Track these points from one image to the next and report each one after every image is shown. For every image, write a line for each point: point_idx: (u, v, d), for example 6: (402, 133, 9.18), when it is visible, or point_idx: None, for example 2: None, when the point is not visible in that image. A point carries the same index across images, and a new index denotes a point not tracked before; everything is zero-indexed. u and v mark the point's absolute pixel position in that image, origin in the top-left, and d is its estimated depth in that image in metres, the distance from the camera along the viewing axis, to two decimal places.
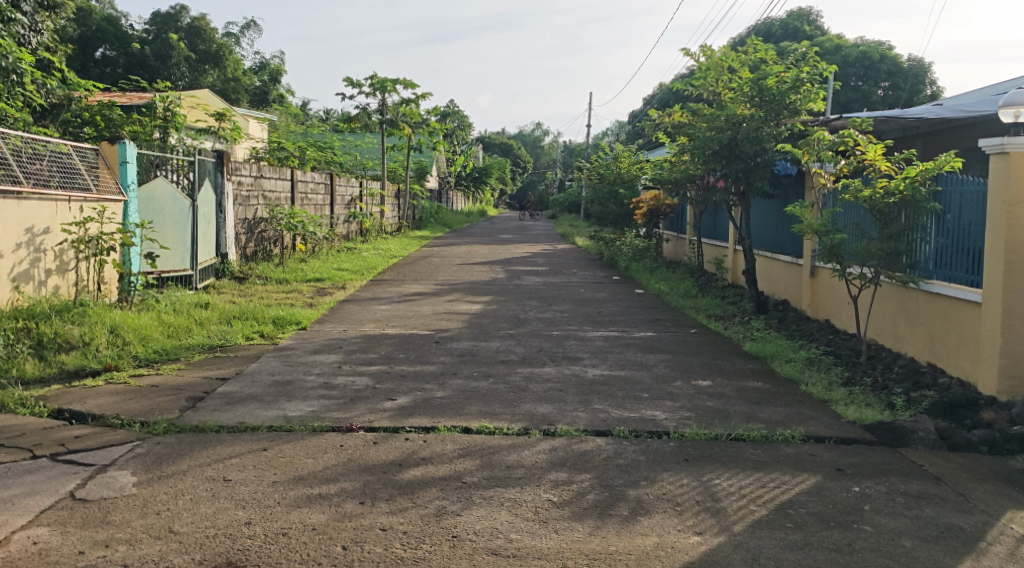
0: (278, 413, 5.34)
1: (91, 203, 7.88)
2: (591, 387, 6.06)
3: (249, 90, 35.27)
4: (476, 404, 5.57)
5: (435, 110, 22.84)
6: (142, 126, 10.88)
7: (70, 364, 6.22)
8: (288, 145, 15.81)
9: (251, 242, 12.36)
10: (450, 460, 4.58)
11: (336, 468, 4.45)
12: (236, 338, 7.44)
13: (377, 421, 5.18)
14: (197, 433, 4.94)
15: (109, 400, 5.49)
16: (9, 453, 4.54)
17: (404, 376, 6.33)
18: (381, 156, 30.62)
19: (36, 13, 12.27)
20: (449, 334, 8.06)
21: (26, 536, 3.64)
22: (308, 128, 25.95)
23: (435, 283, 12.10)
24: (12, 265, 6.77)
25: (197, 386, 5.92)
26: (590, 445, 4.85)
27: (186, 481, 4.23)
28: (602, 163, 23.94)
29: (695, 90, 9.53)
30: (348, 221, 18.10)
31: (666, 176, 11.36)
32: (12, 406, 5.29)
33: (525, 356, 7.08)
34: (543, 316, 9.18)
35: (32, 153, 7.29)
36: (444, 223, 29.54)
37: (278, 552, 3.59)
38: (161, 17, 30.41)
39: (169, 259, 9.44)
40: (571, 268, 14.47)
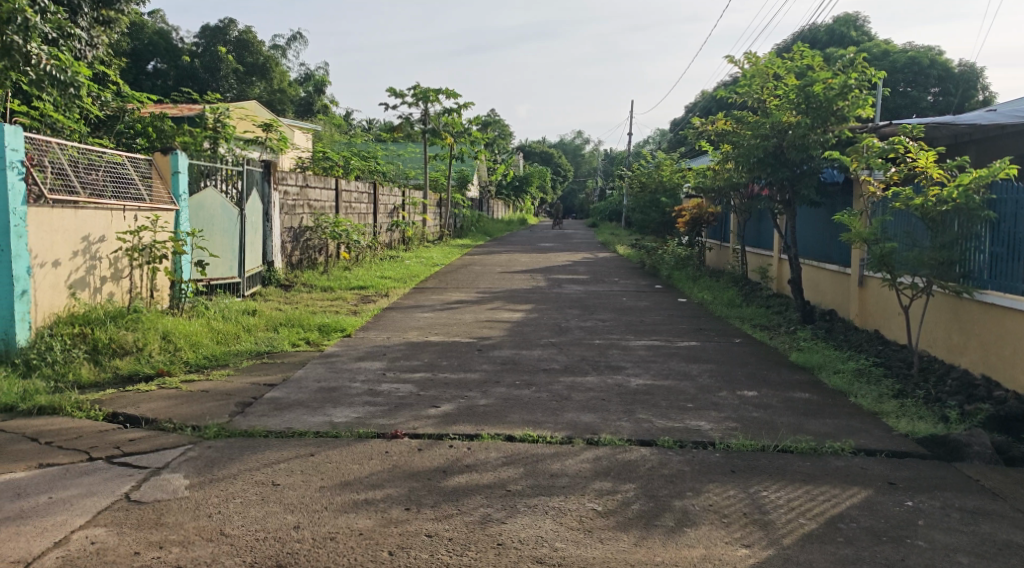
0: (324, 418, 5.41)
1: (145, 212, 8.12)
2: (634, 396, 6.02)
3: (294, 101, 35.98)
4: (520, 413, 5.58)
5: (478, 119, 23.00)
6: (192, 137, 11.16)
7: (125, 369, 6.37)
8: (332, 154, 16.02)
9: (296, 250, 12.57)
10: (495, 468, 4.59)
11: (382, 474, 4.49)
12: (282, 344, 7.56)
13: (422, 428, 5.22)
14: (246, 438, 5.03)
15: (162, 404, 5.62)
16: (67, 455, 4.67)
17: (447, 384, 6.37)
18: (423, 165, 30.85)
19: (92, 28, 12.75)
20: (491, 342, 8.08)
21: (85, 536, 3.74)
22: (351, 138, 26.29)
23: (476, 291, 12.15)
24: (69, 272, 6.95)
25: (246, 392, 6.02)
26: (634, 455, 4.83)
27: (236, 485, 4.31)
28: (645, 172, 23.77)
29: (739, 97, 9.45)
30: (390, 229, 18.30)
31: (710, 184, 11.26)
32: (69, 409, 5.43)
33: (568, 365, 7.07)
34: (585, 325, 9.16)
35: (88, 164, 7.48)
36: (486, 232, 29.66)
37: (327, 556, 3.64)
38: (211, 31, 31.52)
39: (218, 268, 9.63)
40: (613, 277, 14.39)
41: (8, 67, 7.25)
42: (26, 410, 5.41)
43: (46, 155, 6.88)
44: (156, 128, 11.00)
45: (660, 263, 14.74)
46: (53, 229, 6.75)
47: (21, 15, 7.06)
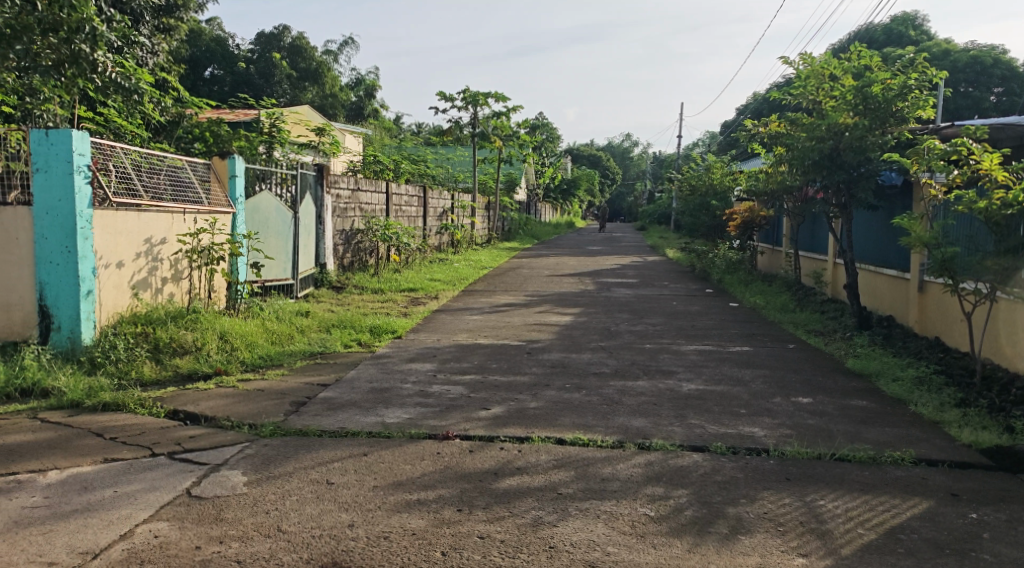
0: (377, 419, 5.48)
1: (203, 215, 8.33)
2: (686, 401, 5.97)
3: (346, 105, 36.49)
4: (570, 416, 5.57)
5: (526, 123, 23.05)
6: (249, 141, 11.42)
7: (184, 368, 6.53)
8: (383, 158, 16.23)
9: (348, 253, 12.76)
10: (546, 471, 4.60)
11: (433, 475, 4.53)
12: (335, 345, 7.67)
13: (473, 430, 5.25)
14: (301, 437, 5.11)
15: (220, 402, 5.76)
16: (131, 451, 4.80)
17: (498, 386, 6.39)
18: (472, 168, 31.03)
19: (154, 36, 13.10)
20: (540, 345, 8.08)
21: (149, 529, 3.84)
22: (401, 142, 26.55)
23: (525, 295, 12.16)
24: (133, 273, 7.16)
25: (300, 392, 6.13)
26: (686, 460, 4.78)
27: (292, 483, 4.39)
28: (695, 176, 23.56)
29: (794, 98, 9.31)
30: (439, 232, 18.43)
31: (762, 187, 11.10)
32: (131, 406, 5.59)
33: (618, 369, 7.04)
34: (635, 329, 9.10)
35: (151, 168, 7.69)
36: (534, 235, 29.70)
37: (381, 554, 3.69)
38: (266, 38, 32.23)
39: (273, 269, 9.81)
40: (663, 280, 14.27)
41: (76, 74, 7.50)
42: (92, 406, 5.59)
43: (111, 159, 7.03)
44: (213, 133, 11.26)
45: (710, 267, 14.58)
46: (118, 231, 6.96)
47: (89, 23, 7.28)
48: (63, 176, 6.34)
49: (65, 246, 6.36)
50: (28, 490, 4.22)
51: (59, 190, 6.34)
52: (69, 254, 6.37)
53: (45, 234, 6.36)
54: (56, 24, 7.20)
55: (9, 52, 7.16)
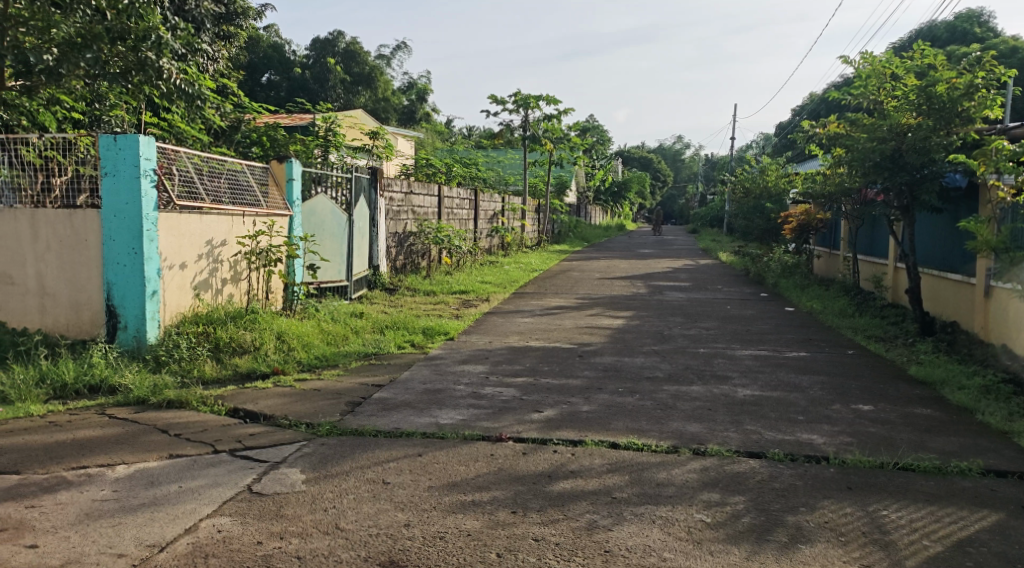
0: (431, 419, 5.53)
1: (262, 218, 8.52)
2: (742, 407, 5.88)
3: (398, 109, 36.86)
4: (623, 420, 5.54)
5: (578, 125, 23.00)
6: (304, 145, 11.80)
7: (243, 367, 6.66)
8: (435, 162, 16.36)
9: (401, 255, 12.90)
10: (600, 475, 4.58)
11: (488, 476, 4.55)
12: (388, 346, 7.77)
13: (526, 432, 5.25)
14: (357, 437, 5.18)
15: (278, 401, 5.87)
16: (194, 447, 4.93)
17: (550, 389, 6.39)
18: (522, 171, 31.10)
19: (214, 43, 13.45)
20: (592, 348, 8.06)
21: (212, 524, 3.94)
22: (452, 145, 26.70)
23: (576, 298, 12.14)
24: (195, 274, 7.35)
25: (355, 392, 6.21)
26: (743, 467, 4.72)
27: (349, 481, 4.45)
28: (749, 179, 23.23)
29: (854, 98, 9.13)
30: (490, 235, 18.52)
31: (819, 190, 10.89)
32: (194, 403, 5.73)
33: (671, 373, 6.98)
34: (688, 333, 9.01)
35: (212, 171, 7.86)
36: (584, 238, 29.61)
37: (436, 554, 3.72)
38: (320, 43, 32.78)
39: (328, 271, 9.96)
40: (716, 284, 14.10)
41: (142, 81, 7.77)
42: (157, 403, 5.75)
43: (174, 163, 7.21)
44: (270, 137, 11.68)
45: (765, 270, 14.36)
46: (180, 233, 7.14)
47: (155, 32, 7.60)
48: (131, 180, 6.52)
49: (132, 248, 6.55)
50: (98, 483, 4.36)
51: (127, 193, 6.53)
52: (135, 256, 6.56)
53: (114, 236, 6.56)
54: (124, 33, 7.51)
55: (80, 61, 7.38)
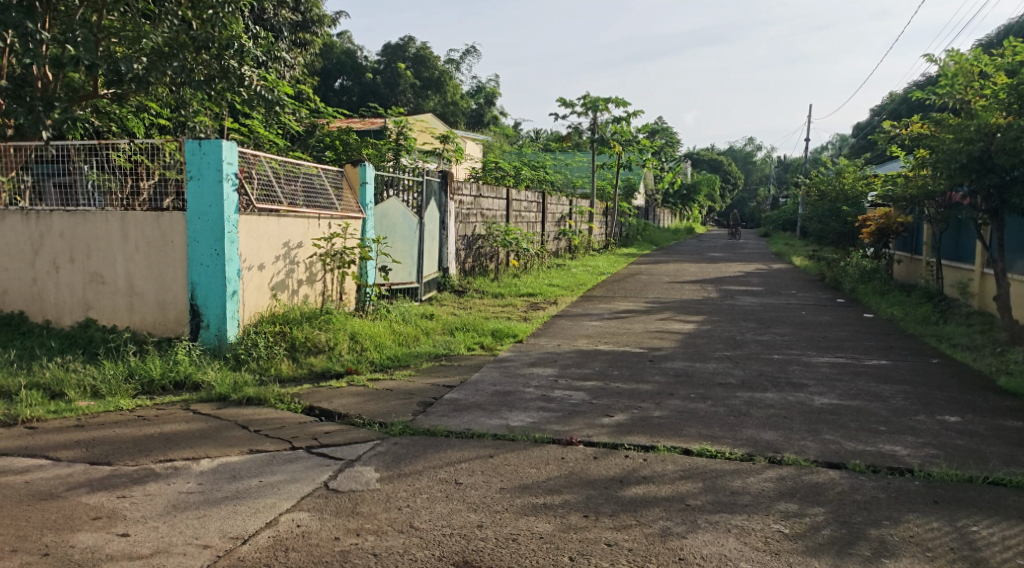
0: (502, 421, 5.55)
1: (336, 220, 8.71)
2: (820, 415, 5.73)
3: (466, 113, 37.22)
4: (696, 426, 5.46)
5: (647, 127, 22.78)
6: (377, 149, 11.91)
7: (318, 366, 6.80)
8: (504, 165, 16.43)
9: (469, 257, 13.00)
10: (673, 481, 4.52)
11: (559, 480, 4.54)
12: (458, 347, 7.83)
13: (597, 436, 5.23)
14: (429, 437, 5.24)
15: (352, 400, 5.98)
16: (273, 443, 5.06)
17: (621, 393, 6.34)
18: (590, 173, 31.01)
19: (291, 50, 13.83)
20: (663, 353, 7.96)
21: (291, 518, 4.03)
22: (520, 148, 26.79)
23: (645, 301, 12.04)
24: (273, 275, 7.55)
25: (426, 392, 6.28)
26: (822, 477, 4.60)
27: (422, 481, 4.50)
28: (824, 181, 22.62)
29: (939, 97, 8.83)
30: (557, 238, 18.52)
31: (900, 192, 10.53)
32: (272, 401, 5.87)
33: (745, 379, 6.85)
34: (762, 339, 8.82)
35: (289, 175, 8.01)
36: (652, 241, 29.31)
37: (509, 556, 3.74)
38: (392, 49, 33.42)
39: (400, 273, 10.11)
40: (790, 289, 13.78)
41: (225, 88, 8.08)
42: (237, 400, 5.91)
43: (254, 167, 7.37)
44: (343, 142, 11.77)
45: (841, 275, 13.97)
46: (260, 235, 7.34)
47: (237, 41, 7.90)
48: (215, 184, 6.72)
49: (215, 250, 6.76)
50: (184, 476, 4.51)
51: (211, 197, 6.74)
52: (217, 257, 6.77)
53: (198, 238, 6.78)
54: (208, 41, 7.77)
55: (167, 69, 7.72)
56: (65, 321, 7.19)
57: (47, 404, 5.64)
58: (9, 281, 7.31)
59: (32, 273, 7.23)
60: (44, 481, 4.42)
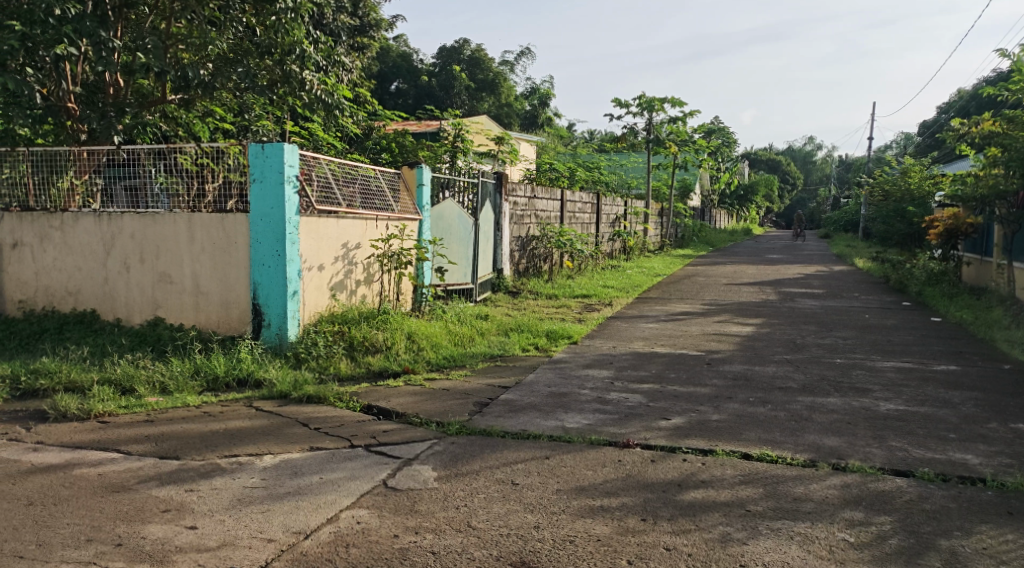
0: (558, 423, 5.54)
1: (394, 222, 8.82)
2: (885, 422, 5.59)
3: (520, 114, 37.30)
4: (756, 431, 5.37)
5: (704, 127, 22.49)
6: (432, 151, 12.03)
7: (376, 365, 6.87)
8: (558, 166, 16.41)
9: (523, 258, 13.02)
10: (732, 486, 4.45)
11: (616, 482, 4.51)
12: (513, 348, 7.85)
13: (654, 440, 5.18)
14: (485, 437, 5.26)
15: (409, 400, 6.03)
16: (333, 440, 5.14)
17: (678, 396, 6.27)
18: (645, 174, 30.74)
19: (349, 54, 14.05)
20: (721, 356, 7.85)
21: (351, 515, 4.09)
22: (574, 150, 26.72)
23: (702, 303, 11.88)
24: (332, 275, 7.67)
25: (482, 393, 6.31)
26: (888, 485, 4.48)
27: (479, 481, 4.52)
28: (889, 180, 22.01)
29: (1012, 94, 8.53)
30: (612, 239, 18.40)
31: (969, 192, 10.20)
32: (331, 399, 5.97)
33: (806, 384, 6.71)
34: (823, 343, 8.63)
35: (348, 176, 8.11)
36: (708, 242, 28.90)
37: (567, 558, 3.73)
38: (447, 51, 33.68)
39: (455, 274, 10.17)
40: (852, 292, 13.45)
41: (287, 92, 8.24)
42: (298, 398, 6.01)
43: (315, 169, 7.48)
44: (399, 145, 11.94)
45: (907, 278, 13.58)
46: (319, 236, 7.46)
47: (299, 47, 8.04)
48: (276, 186, 6.85)
49: (276, 250, 6.89)
50: (249, 471, 4.61)
51: (272, 199, 6.87)
52: (279, 258, 6.90)
53: (260, 239, 6.93)
54: (271, 47, 8.04)
55: (232, 75, 7.98)
56: (135, 319, 7.42)
57: (118, 399, 5.82)
58: (82, 280, 7.56)
59: (104, 273, 7.47)
60: (116, 473, 4.56)
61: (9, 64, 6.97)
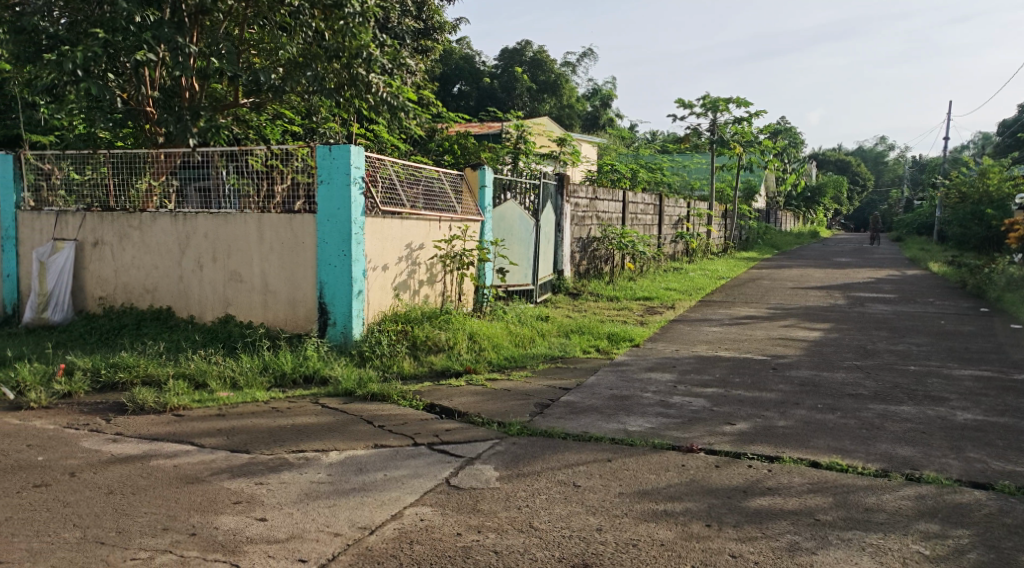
0: (620, 426, 5.50)
1: (456, 224, 8.90)
2: (962, 432, 5.39)
3: (582, 115, 37.20)
4: (825, 438, 5.25)
5: (770, 127, 22.06)
6: (494, 153, 12.09)
7: (438, 364, 6.92)
8: (620, 167, 16.32)
9: (584, 260, 12.97)
10: (801, 495, 4.36)
11: (680, 487, 4.45)
12: (574, 350, 7.83)
13: (719, 445, 5.10)
14: (547, 437, 5.26)
15: (471, 399, 6.07)
16: (397, 438, 5.20)
17: (743, 401, 6.16)
18: (709, 175, 30.32)
19: (413, 56, 14.22)
20: (787, 361, 7.69)
21: (415, 512, 4.13)
22: (636, 151, 26.51)
23: (768, 307, 11.66)
24: (396, 275, 7.77)
25: (543, 394, 6.31)
26: (966, 498, 4.32)
27: (541, 482, 4.51)
28: (966, 182, 21.24)
29: None
30: (674, 241, 18.20)
31: None
32: (394, 397, 6.04)
33: (878, 391, 6.52)
34: (896, 349, 8.38)
35: (412, 178, 8.20)
36: (774, 245, 28.35)
37: (630, 561, 3.70)
38: (509, 53, 33.76)
39: (516, 275, 10.19)
40: (926, 297, 13.03)
41: (353, 95, 8.39)
42: (363, 396, 6.10)
43: (380, 171, 7.56)
44: (461, 146, 12.06)
45: (985, 282, 13.09)
46: (384, 237, 7.56)
47: (365, 50, 8.14)
48: (343, 188, 6.96)
49: (342, 250, 7.01)
50: (315, 466, 4.70)
51: (339, 200, 6.98)
52: (345, 258, 7.01)
53: (326, 239, 7.05)
54: (339, 51, 8.15)
55: (302, 78, 8.23)
56: (207, 317, 7.63)
57: (191, 394, 6.00)
58: (158, 278, 7.81)
59: (179, 272, 7.71)
60: (190, 465, 4.70)
61: (92, 70, 7.25)
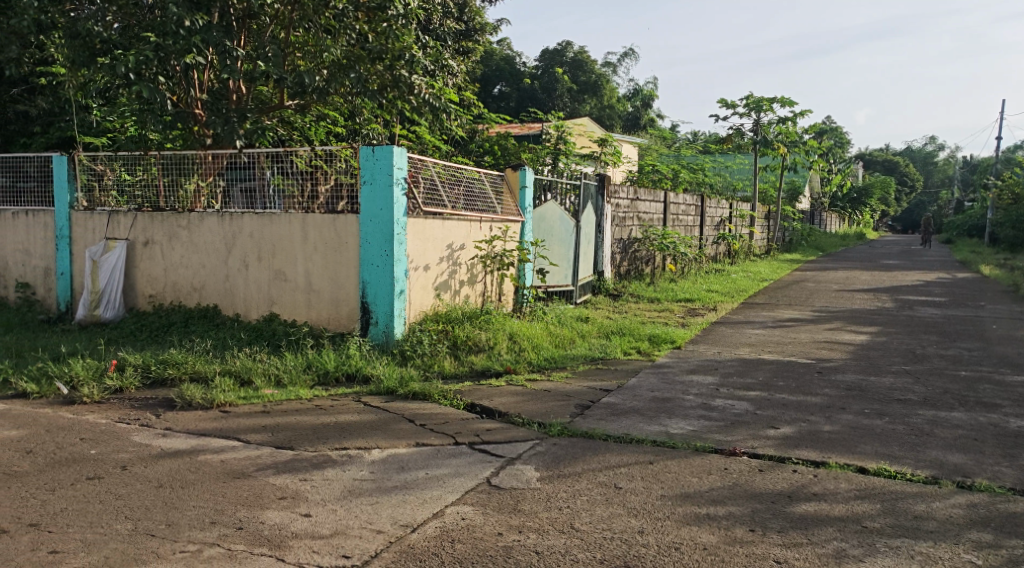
0: (661, 428, 5.46)
1: (497, 224, 8.94)
2: (1016, 440, 5.25)
3: (623, 115, 37.03)
4: (872, 444, 5.15)
5: (815, 127, 21.73)
6: (535, 153, 12.09)
7: (479, 364, 6.94)
8: (661, 168, 16.22)
9: (625, 261, 12.91)
10: (847, 501, 4.28)
11: (722, 491, 4.41)
12: (615, 351, 7.79)
13: (763, 449, 5.03)
14: (588, 439, 5.24)
15: (511, 399, 6.07)
16: (438, 437, 5.23)
17: (787, 405, 6.07)
18: (752, 176, 29.96)
19: (455, 57, 14.28)
20: (833, 364, 7.56)
21: (456, 511, 4.15)
22: (677, 151, 26.31)
23: (812, 310, 11.48)
24: (437, 275, 7.82)
25: (584, 395, 6.29)
26: (1020, 507, 4.21)
27: (581, 483, 4.50)
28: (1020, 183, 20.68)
29: None
30: (716, 242, 18.01)
31: None
32: (435, 397, 6.07)
33: (927, 397, 6.38)
34: (945, 354, 8.19)
35: (454, 179, 8.24)
36: (818, 247, 27.91)
37: (672, 565, 3.67)
38: (550, 54, 33.73)
39: (556, 275, 10.17)
40: (977, 301, 12.71)
41: (396, 96, 8.53)
42: (404, 394, 6.14)
43: (421, 172, 7.61)
44: (501, 147, 12.09)
45: None
46: (425, 237, 7.61)
47: (407, 52, 8.31)
48: (386, 188, 7.01)
49: (385, 251, 7.06)
50: (358, 464, 4.74)
51: (382, 200, 7.04)
52: (387, 258, 7.07)
53: (369, 239, 7.11)
54: (382, 53, 8.29)
55: (345, 80, 8.31)
56: (252, 315, 7.75)
57: (237, 390, 6.10)
58: (205, 277, 7.95)
59: (225, 271, 7.84)
60: (236, 461, 4.78)
61: (143, 74, 7.40)
